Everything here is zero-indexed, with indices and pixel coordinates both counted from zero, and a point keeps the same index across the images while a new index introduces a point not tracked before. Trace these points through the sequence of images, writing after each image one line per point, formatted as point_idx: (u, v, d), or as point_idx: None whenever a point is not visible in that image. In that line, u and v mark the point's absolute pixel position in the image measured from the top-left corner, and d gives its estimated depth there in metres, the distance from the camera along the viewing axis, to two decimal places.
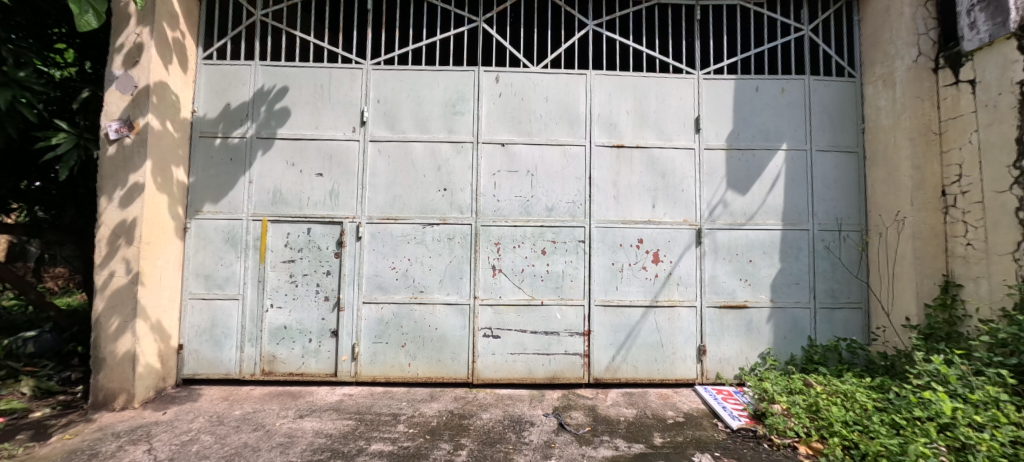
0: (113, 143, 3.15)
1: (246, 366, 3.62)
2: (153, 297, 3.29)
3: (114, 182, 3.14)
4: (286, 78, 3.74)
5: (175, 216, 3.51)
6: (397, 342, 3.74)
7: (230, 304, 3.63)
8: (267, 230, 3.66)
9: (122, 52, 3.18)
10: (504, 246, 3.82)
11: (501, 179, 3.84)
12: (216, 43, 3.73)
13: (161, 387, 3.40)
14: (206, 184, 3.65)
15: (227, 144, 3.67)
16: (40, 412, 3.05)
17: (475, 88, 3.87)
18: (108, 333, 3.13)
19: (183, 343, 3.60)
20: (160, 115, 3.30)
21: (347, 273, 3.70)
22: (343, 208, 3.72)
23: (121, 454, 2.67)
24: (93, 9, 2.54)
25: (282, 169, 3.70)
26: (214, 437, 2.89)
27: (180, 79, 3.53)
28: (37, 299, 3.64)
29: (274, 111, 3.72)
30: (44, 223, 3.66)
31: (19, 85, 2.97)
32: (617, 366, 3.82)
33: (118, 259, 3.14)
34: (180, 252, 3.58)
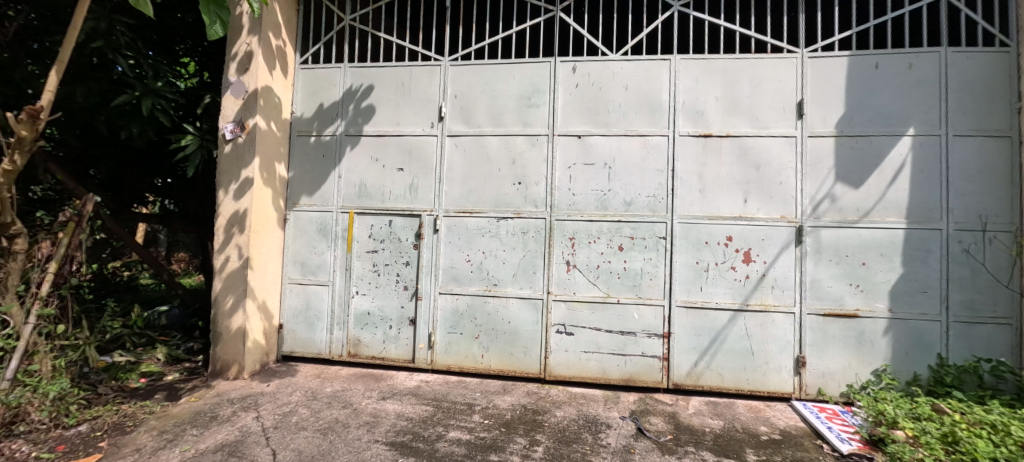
0: (229, 142, 3.53)
1: (335, 347, 3.89)
2: (260, 280, 3.65)
3: (230, 177, 3.53)
4: (371, 78, 3.93)
5: (277, 207, 3.85)
6: (471, 333, 3.81)
7: (321, 290, 3.91)
8: (353, 221, 3.88)
9: (236, 60, 3.55)
10: (579, 242, 3.71)
11: (577, 172, 3.74)
12: (311, 49, 4.00)
13: (265, 361, 3.78)
14: (302, 178, 3.95)
15: (321, 141, 3.94)
16: (171, 376, 3.52)
17: (551, 80, 3.80)
18: (224, 309, 3.53)
19: (283, 323, 3.94)
20: (266, 117, 3.64)
21: (425, 264, 3.84)
22: (421, 201, 3.85)
23: (235, 418, 3.01)
24: (218, 19, 2.82)
25: (367, 163, 3.90)
26: (309, 411, 3.16)
27: (281, 83, 3.85)
28: (169, 278, 4.07)
29: (360, 109, 3.92)
30: (174, 214, 4.19)
31: (155, 93, 3.26)
32: (699, 373, 3.56)
33: (232, 245, 3.52)
34: (281, 241, 3.93)
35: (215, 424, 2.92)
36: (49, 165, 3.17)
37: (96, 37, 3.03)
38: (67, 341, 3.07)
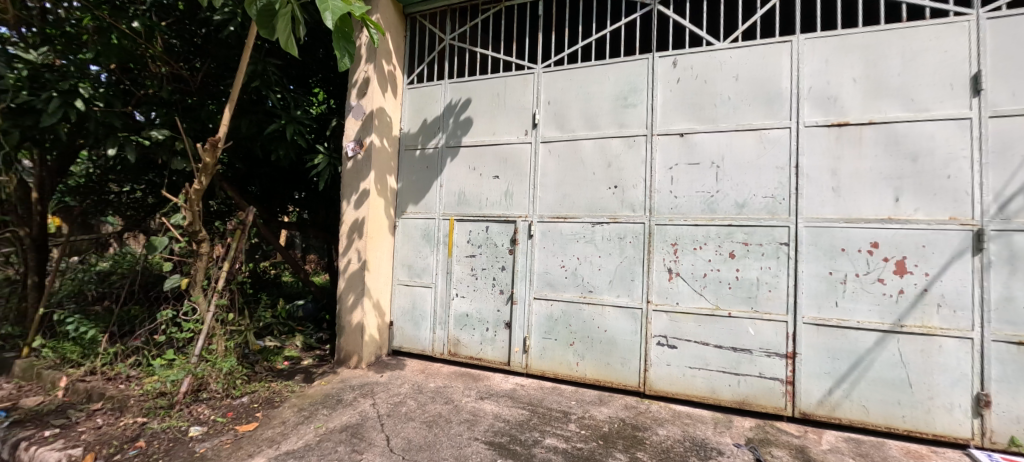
0: (351, 159, 4.02)
1: (437, 345, 4.15)
2: (375, 281, 4.07)
3: (352, 189, 4.01)
4: (469, 92, 4.15)
5: (389, 215, 4.26)
6: (566, 340, 3.76)
7: (426, 291, 4.21)
8: (454, 228, 4.12)
9: (357, 86, 4.04)
10: (682, 248, 3.44)
11: (679, 173, 3.48)
12: (416, 69, 4.36)
13: (378, 354, 4.19)
14: (410, 189, 4.32)
15: (425, 154, 4.27)
16: (306, 361, 4.10)
17: (649, 77, 3.60)
18: (347, 306, 4.00)
19: (393, 320, 4.32)
20: (380, 134, 4.06)
21: (520, 269, 3.90)
22: (516, 208, 3.94)
23: (356, 403, 3.39)
24: (348, 52, 2.96)
25: (466, 172, 4.11)
26: (416, 403, 3.42)
27: (392, 103, 4.27)
28: (304, 277, 4.77)
29: (460, 122, 4.15)
30: (307, 222, 4.91)
31: (295, 121, 3.77)
32: (835, 403, 3.03)
33: (353, 250, 3.99)
34: (392, 246, 4.33)
35: (340, 407, 3.32)
36: (221, 185, 3.90)
37: (255, 77, 3.60)
38: (236, 326, 3.66)
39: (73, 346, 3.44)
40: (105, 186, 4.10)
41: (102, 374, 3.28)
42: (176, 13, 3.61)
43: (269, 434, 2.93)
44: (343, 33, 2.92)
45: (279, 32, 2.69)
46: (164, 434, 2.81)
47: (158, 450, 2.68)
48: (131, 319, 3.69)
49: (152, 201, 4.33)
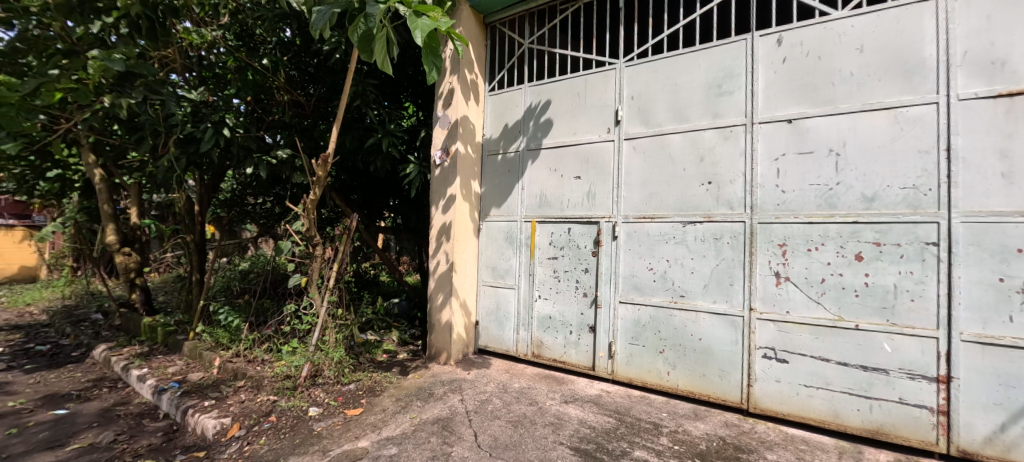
0: (438, 166, 4.26)
1: (521, 346, 4.19)
2: (461, 281, 4.26)
3: (439, 195, 4.25)
4: (549, 93, 4.14)
5: (473, 219, 4.43)
6: (655, 347, 3.55)
7: (509, 292, 4.29)
8: (535, 230, 4.14)
9: (443, 98, 4.27)
10: (793, 250, 3.04)
11: (787, 164, 3.07)
12: (497, 76, 4.48)
13: (465, 352, 4.36)
14: (492, 192, 4.44)
15: (506, 158, 4.36)
16: (402, 355, 4.44)
17: (748, 59, 3.25)
18: (436, 305, 4.24)
19: (478, 319, 4.47)
20: (464, 141, 4.24)
21: (604, 271, 3.78)
22: (599, 208, 3.83)
23: (446, 397, 3.56)
24: (436, 67, 3.01)
25: (547, 173, 4.11)
26: (502, 402, 3.49)
27: (475, 111, 4.44)
28: (399, 277, 5.20)
29: (540, 124, 4.17)
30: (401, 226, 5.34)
31: (389, 134, 4.12)
32: (1011, 443, 2.45)
33: (442, 252, 4.22)
34: (477, 248, 4.49)
35: (432, 400, 3.52)
36: (330, 195, 4.48)
37: (356, 97, 4.02)
38: (344, 321, 4.07)
39: (223, 333, 4.16)
40: (244, 199, 4.95)
41: (243, 357, 3.88)
42: (295, 50, 4.14)
43: (372, 420, 3.23)
44: (432, 49, 2.98)
45: (377, 55, 2.82)
46: (289, 412, 3.24)
47: (285, 425, 3.11)
48: (264, 310, 4.33)
49: (278, 211, 5.00)
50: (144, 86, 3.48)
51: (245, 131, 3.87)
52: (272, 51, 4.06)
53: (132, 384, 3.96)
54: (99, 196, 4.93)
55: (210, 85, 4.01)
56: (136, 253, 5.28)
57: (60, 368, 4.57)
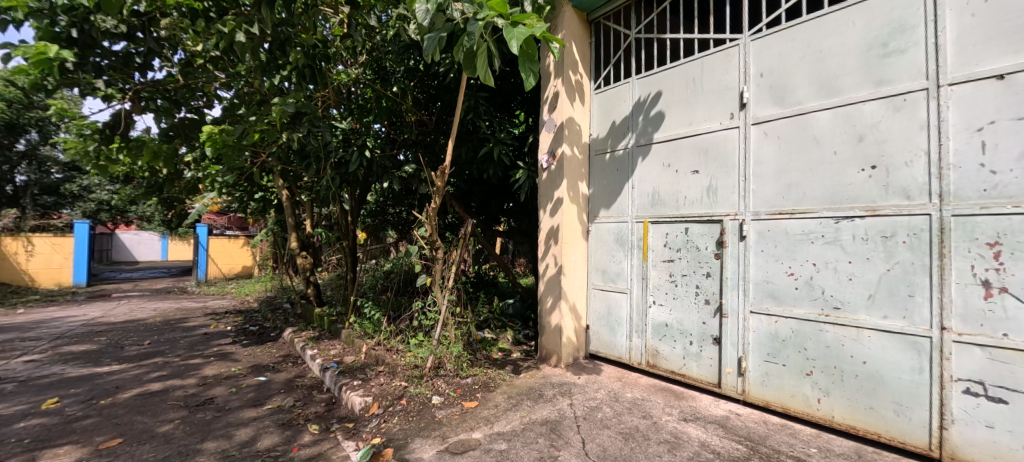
0: (546, 170, 4.30)
1: (634, 354, 3.96)
2: (570, 284, 4.21)
3: (547, 199, 4.28)
4: (659, 83, 3.84)
5: (582, 221, 4.36)
6: (799, 368, 2.98)
7: (620, 297, 4.09)
8: (648, 230, 3.87)
9: (549, 102, 4.30)
10: (1011, 252, 2.24)
11: (998, 136, 2.29)
12: (603, 73, 4.33)
13: (576, 356, 4.30)
14: (601, 193, 4.31)
15: (615, 156, 4.17)
16: (515, 354, 4.62)
17: (926, 4, 2.51)
18: (546, 307, 4.27)
19: (589, 324, 4.37)
20: (570, 143, 4.20)
21: (730, 276, 3.33)
22: (722, 205, 3.39)
23: (556, 400, 3.56)
24: (533, 72, 2.93)
25: (659, 170, 3.81)
26: (613, 411, 3.34)
27: (581, 111, 4.36)
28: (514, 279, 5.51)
29: (650, 118, 3.89)
30: (514, 229, 5.60)
31: (499, 142, 4.34)
32: None
33: (551, 255, 4.24)
34: (586, 250, 4.40)
35: (542, 401, 3.55)
36: (451, 202, 5.03)
37: (469, 111, 4.33)
38: (462, 318, 4.42)
39: (370, 325, 4.98)
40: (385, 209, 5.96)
41: (382, 345, 4.56)
42: (419, 74, 4.76)
43: (486, 414, 3.40)
44: (528, 55, 2.91)
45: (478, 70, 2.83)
46: (416, 398, 3.63)
47: (412, 409, 3.49)
48: (400, 306, 5.04)
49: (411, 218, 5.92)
50: (309, 122, 4.33)
51: (381, 152, 4.60)
52: (400, 79, 4.73)
53: (307, 361, 4.96)
54: (285, 210, 6.31)
55: (355, 113, 4.92)
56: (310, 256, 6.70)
57: (264, 345, 5.97)
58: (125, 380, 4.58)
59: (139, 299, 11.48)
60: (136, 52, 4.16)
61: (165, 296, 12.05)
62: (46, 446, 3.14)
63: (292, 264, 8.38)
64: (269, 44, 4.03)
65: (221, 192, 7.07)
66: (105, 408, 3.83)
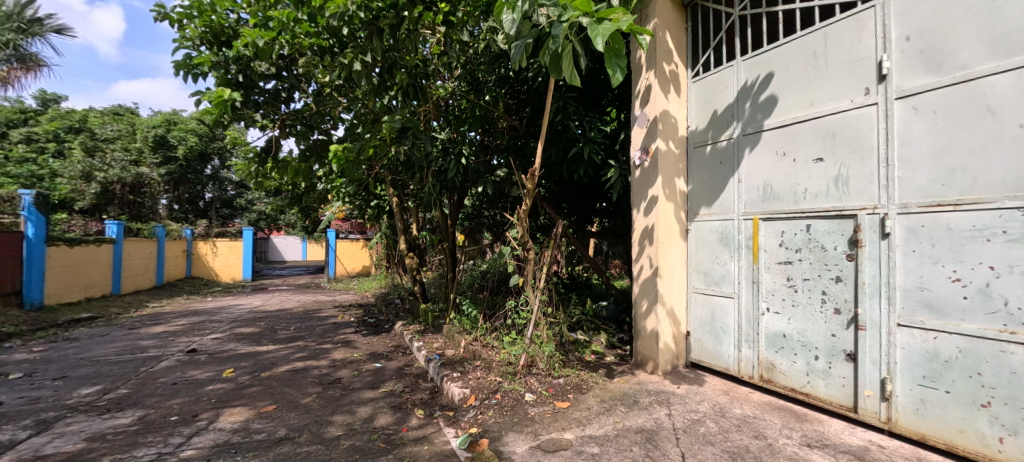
0: (639, 167, 4.10)
1: (744, 366, 3.56)
2: (668, 287, 3.95)
3: (641, 197, 4.08)
4: (771, 63, 3.42)
5: (680, 220, 4.07)
6: (970, 397, 2.38)
7: (726, 302, 3.71)
8: (758, 229, 3.46)
9: (641, 96, 4.10)
10: None
11: None
12: (702, 59, 4.01)
13: (676, 364, 4.03)
14: (702, 189, 3.99)
15: (717, 148, 3.84)
16: (609, 357, 4.63)
17: None
18: (641, 311, 4.07)
19: (690, 330, 4.06)
20: (666, 137, 3.95)
21: (868, 281, 2.80)
22: (854, 198, 2.88)
23: (652, 409, 3.35)
24: (620, 66, 2.63)
25: (771, 160, 3.39)
26: (718, 427, 3.03)
27: (677, 103, 4.07)
28: (607, 280, 5.47)
29: (760, 103, 3.48)
30: (608, 230, 5.60)
31: (589, 141, 4.28)
32: None
33: (645, 256, 4.02)
34: (685, 251, 4.11)
35: (637, 408, 3.38)
36: (542, 204, 5.22)
37: (558, 113, 4.35)
38: (554, 319, 4.47)
39: (468, 320, 5.37)
40: (482, 212, 6.52)
41: (479, 341, 4.88)
42: (511, 81, 4.95)
43: (578, 415, 3.35)
44: (614, 50, 2.62)
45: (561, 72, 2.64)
46: (510, 394, 3.74)
47: (506, 404, 3.61)
48: (495, 305, 5.40)
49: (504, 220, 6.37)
50: (413, 135, 4.79)
51: (475, 159, 4.98)
52: (492, 87, 5.05)
53: (414, 352, 5.48)
54: (396, 215, 7.06)
55: (452, 124, 5.44)
56: (417, 257, 7.46)
57: (380, 336, 6.74)
58: (278, 358, 5.54)
59: (288, 292, 13.79)
60: (282, 87, 5.17)
61: (306, 290, 14.32)
62: (227, 406, 3.94)
63: (403, 265, 9.34)
64: (379, 69, 4.60)
65: (346, 201, 8.15)
66: (265, 379, 4.68)
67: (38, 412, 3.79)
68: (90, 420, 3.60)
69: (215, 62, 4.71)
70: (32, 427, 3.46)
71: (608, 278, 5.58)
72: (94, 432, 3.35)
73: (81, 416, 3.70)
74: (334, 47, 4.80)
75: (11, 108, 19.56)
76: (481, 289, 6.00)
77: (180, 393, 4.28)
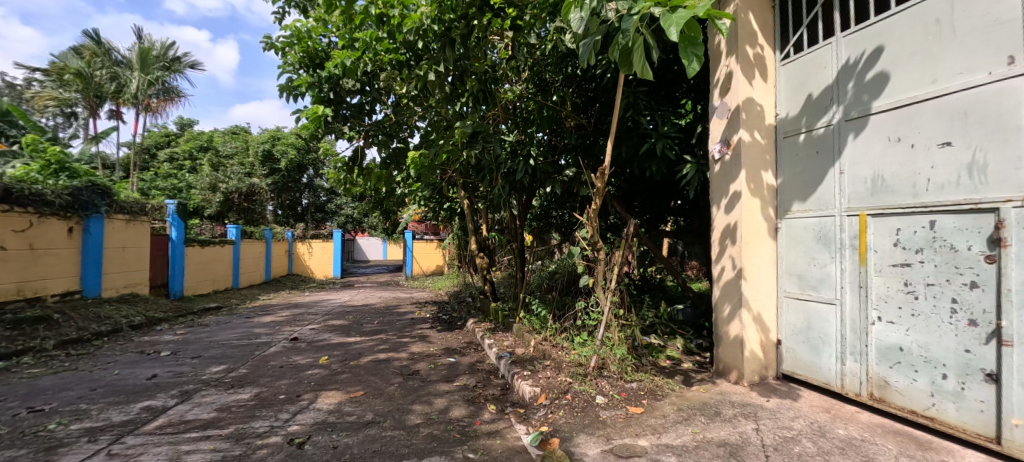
0: (718, 161, 3.80)
1: (849, 382, 3.14)
2: (754, 290, 3.61)
3: (721, 193, 3.78)
4: (879, 37, 2.98)
5: (768, 217, 3.71)
6: None
7: (826, 309, 3.30)
8: (866, 226, 3.04)
9: (720, 84, 3.80)
10: None
11: None
12: (792, 39, 3.64)
13: (764, 375, 3.67)
14: (795, 183, 3.60)
15: (812, 136, 3.44)
16: (686, 364, 4.35)
17: None
18: (723, 316, 3.76)
19: (781, 339, 3.68)
20: (750, 128, 3.62)
21: (1015, 288, 2.32)
22: (994, 188, 2.41)
23: (736, 422, 3.07)
24: (697, 54, 2.42)
25: (881, 147, 2.96)
26: (815, 447, 2.68)
27: (763, 89, 3.72)
28: (683, 282, 5.17)
29: (867, 83, 3.05)
30: (684, 229, 5.31)
31: (663, 136, 4.06)
32: None
33: (727, 256, 3.72)
34: (774, 251, 3.74)
35: (720, 420, 3.11)
36: (612, 203, 5.07)
37: (628, 108, 4.18)
38: (626, 321, 4.31)
39: (537, 320, 5.37)
40: (550, 213, 6.55)
41: (549, 341, 4.86)
42: (577, 80, 4.86)
43: (652, 422, 3.17)
44: (689, 38, 2.41)
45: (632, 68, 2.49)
46: (581, 395, 3.66)
47: (576, 405, 3.53)
48: (564, 305, 5.35)
49: (572, 220, 6.26)
50: (483, 138, 4.90)
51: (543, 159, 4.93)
52: (560, 87, 5.00)
53: (486, 349, 5.60)
54: (467, 216, 7.27)
55: (520, 125, 5.43)
56: (487, 257, 7.61)
57: (453, 332, 6.98)
58: (364, 349, 5.96)
59: (372, 289, 14.82)
60: (366, 101, 5.60)
61: (387, 287, 15.31)
62: (324, 389, 4.30)
63: (474, 265, 9.61)
64: (451, 77, 4.76)
65: (421, 204, 8.56)
66: (353, 368, 5.04)
67: (181, 384, 4.42)
68: (219, 394, 4.11)
69: (310, 83, 5.28)
70: (177, 396, 4.04)
71: (684, 281, 5.26)
72: (222, 404, 3.82)
73: (213, 389, 4.25)
74: (410, 60, 4.97)
75: (159, 132, 23.35)
76: (550, 289, 5.97)
77: (285, 375, 4.76)
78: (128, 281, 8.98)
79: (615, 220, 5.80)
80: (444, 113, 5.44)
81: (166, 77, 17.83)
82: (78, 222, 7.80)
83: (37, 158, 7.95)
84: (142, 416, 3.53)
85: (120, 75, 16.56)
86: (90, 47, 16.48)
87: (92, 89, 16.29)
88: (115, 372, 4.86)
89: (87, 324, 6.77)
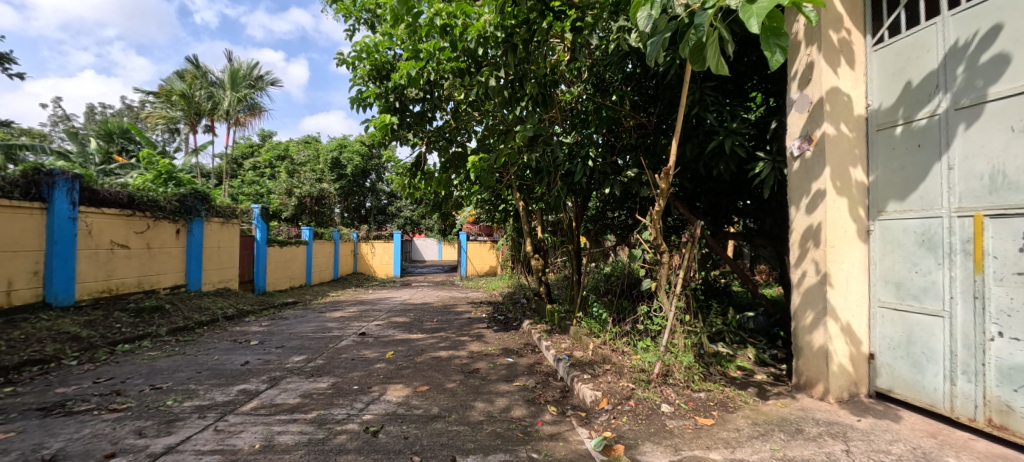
0: (797, 158, 3.53)
1: (962, 404, 2.79)
2: (842, 299, 3.31)
3: (801, 192, 3.50)
4: (997, 14, 2.63)
5: (858, 218, 3.38)
6: None
7: (932, 321, 2.95)
8: (983, 228, 2.68)
9: (799, 76, 3.52)
10: None
11: None
12: (887, 22, 3.30)
13: (854, 392, 3.35)
14: (890, 180, 3.26)
15: (912, 128, 3.10)
16: (760, 375, 4.08)
17: None
18: (805, 325, 3.48)
19: (875, 353, 3.34)
20: (836, 121, 3.32)
21: None
22: None
23: (821, 441, 2.82)
24: (780, 45, 2.27)
25: (1002, 139, 2.59)
26: None
27: (851, 78, 3.40)
28: (754, 288, 4.86)
29: (981, 66, 2.69)
30: (754, 231, 5.00)
31: (733, 133, 3.84)
32: None
33: (809, 261, 3.44)
34: (866, 256, 3.40)
35: (802, 438, 2.88)
36: (675, 204, 4.87)
37: (695, 104, 4.00)
38: (691, 327, 4.13)
39: (596, 323, 5.30)
40: (606, 214, 6.43)
41: (609, 345, 4.77)
42: (637, 77, 4.76)
43: (725, 435, 2.99)
44: (771, 28, 2.26)
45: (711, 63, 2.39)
46: (644, 402, 3.55)
47: (640, 413, 3.43)
48: (624, 310, 5.23)
49: (631, 222, 6.08)
50: (543, 140, 4.91)
51: (602, 160, 4.85)
52: (619, 86, 4.90)
53: (543, 351, 5.60)
54: (523, 218, 7.32)
55: (577, 127, 5.38)
56: (542, 258, 7.60)
57: (510, 332, 7.07)
58: (427, 345, 6.19)
59: (429, 287, 15.40)
60: (428, 109, 5.81)
61: (444, 286, 15.86)
62: (392, 382, 4.52)
63: (528, 266, 9.69)
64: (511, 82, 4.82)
65: (477, 206, 8.75)
66: (417, 363, 5.25)
67: (269, 371, 4.83)
68: (301, 381, 4.46)
69: (378, 94, 5.70)
70: (267, 382, 4.43)
71: (755, 287, 4.95)
72: (305, 390, 4.15)
73: (295, 377, 4.61)
74: (471, 68, 5.02)
75: (245, 144, 25.67)
76: (607, 292, 5.85)
77: (357, 367, 5.07)
78: (221, 277, 9.98)
79: (677, 221, 5.58)
80: (501, 118, 5.52)
81: (252, 95, 19.60)
82: (183, 225, 8.77)
83: (150, 169, 9.04)
84: (240, 398, 3.91)
85: (215, 95, 18.27)
86: (190, 71, 18.40)
87: (193, 108, 18.21)
88: (215, 358, 5.41)
89: (191, 314, 7.61)
